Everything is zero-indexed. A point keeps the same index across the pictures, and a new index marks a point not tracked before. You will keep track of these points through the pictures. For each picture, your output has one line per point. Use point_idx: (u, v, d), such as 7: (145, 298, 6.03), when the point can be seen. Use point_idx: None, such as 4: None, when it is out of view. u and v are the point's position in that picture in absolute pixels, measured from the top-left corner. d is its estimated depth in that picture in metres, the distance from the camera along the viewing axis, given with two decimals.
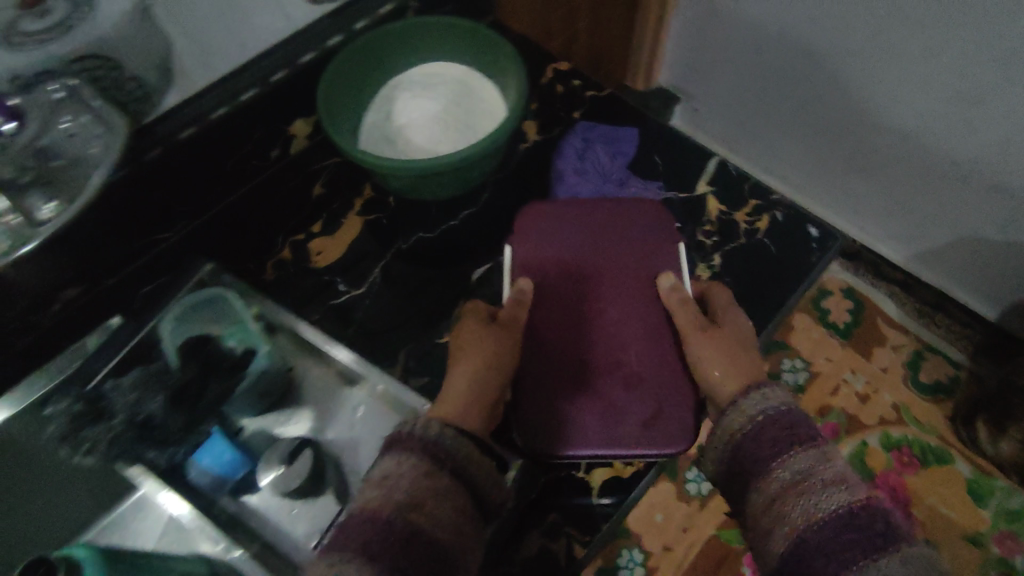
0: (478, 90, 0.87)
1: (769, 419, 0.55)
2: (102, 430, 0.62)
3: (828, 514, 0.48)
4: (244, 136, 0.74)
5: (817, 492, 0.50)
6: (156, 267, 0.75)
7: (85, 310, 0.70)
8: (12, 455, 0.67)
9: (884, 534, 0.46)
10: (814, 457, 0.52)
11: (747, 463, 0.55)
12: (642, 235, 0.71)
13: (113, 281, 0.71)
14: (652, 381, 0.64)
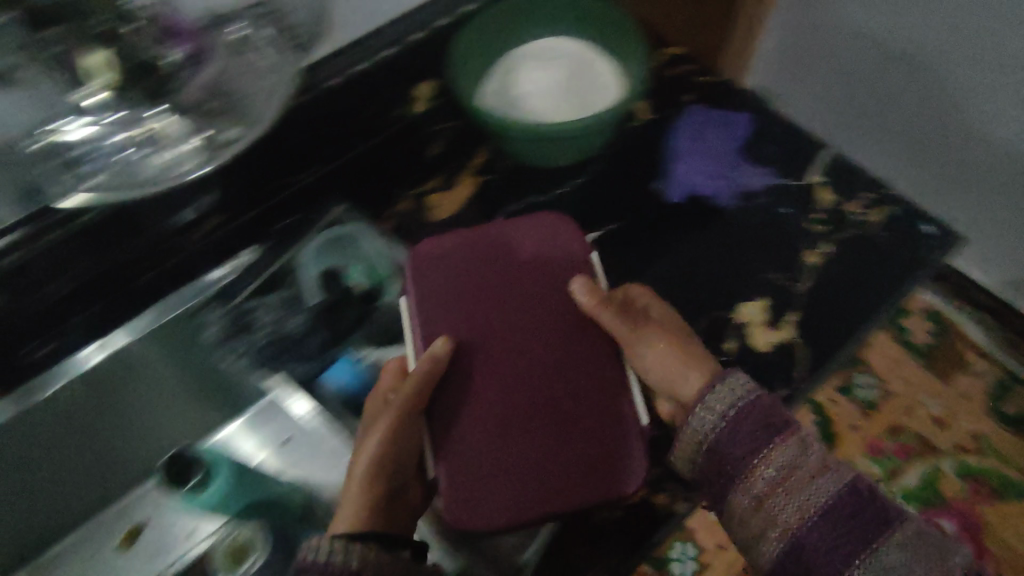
0: (598, 66, 0.88)
1: (719, 432, 0.56)
2: (247, 341, 0.75)
3: (821, 509, 0.51)
4: (376, 93, 0.79)
5: (809, 487, 0.52)
6: (287, 207, 0.82)
7: (225, 238, 0.79)
8: (159, 356, 0.76)
9: (876, 519, 0.51)
10: (795, 449, 0.54)
11: (727, 462, 0.55)
12: (544, 266, 0.65)
13: (249, 217, 0.79)
14: (588, 422, 0.60)
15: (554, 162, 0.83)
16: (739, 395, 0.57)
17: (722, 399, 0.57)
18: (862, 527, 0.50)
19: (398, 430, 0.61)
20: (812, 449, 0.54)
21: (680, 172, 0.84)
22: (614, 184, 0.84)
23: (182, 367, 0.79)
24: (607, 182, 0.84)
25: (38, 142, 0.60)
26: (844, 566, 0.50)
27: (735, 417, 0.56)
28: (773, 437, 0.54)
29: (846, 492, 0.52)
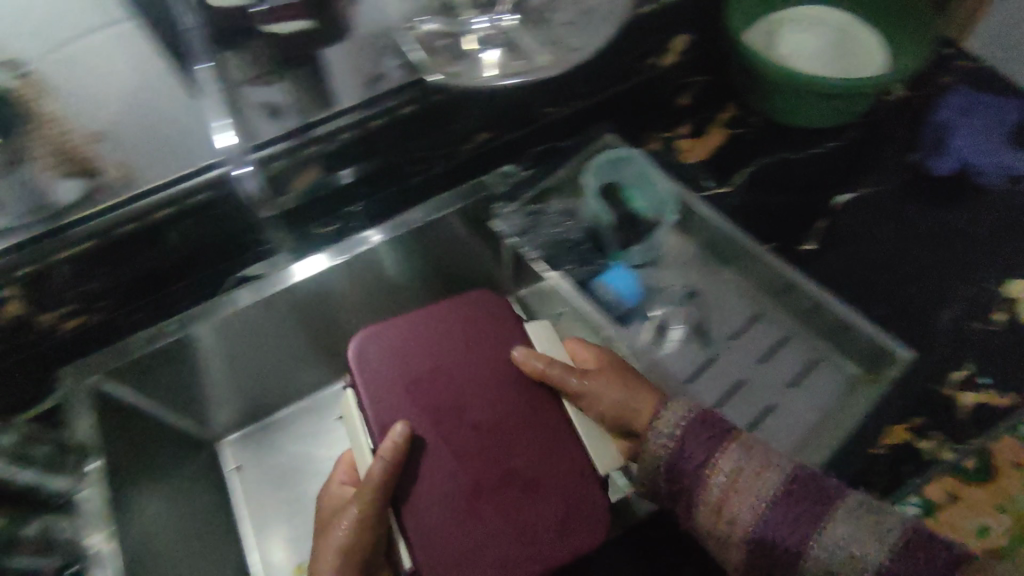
0: (865, 36, 0.86)
1: (671, 456, 0.58)
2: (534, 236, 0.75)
3: (773, 499, 0.53)
4: (644, 39, 0.80)
5: (760, 487, 0.54)
6: (541, 135, 0.88)
7: (490, 153, 0.86)
8: (419, 245, 0.86)
9: (820, 501, 0.52)
10: (739, 452, 0.56)
11: (684, 477, 0.58)
12: (488, 342, 0.67)
13: (511, 137, 0.86)
14: (557, 480, 0.60)
15: (814, 123, 0.83)
16: (683, 413, 0.60)
17: (671, 423, 0.59)
18: (806, 515, 0.52)
19: (368, 521, 0.58)
20: (752, 449, 0.57)
21: (947, 142, 0.82)
22: (871, 150, 0.83)
23: (436, 255, 0.89)
24: (863, 148, 0.83)
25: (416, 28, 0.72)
26: (803, 545, 0.51)
27: (682, 433, 0.59)
28: (717, 446, 0.57)
29: (787, 482, 0.54)
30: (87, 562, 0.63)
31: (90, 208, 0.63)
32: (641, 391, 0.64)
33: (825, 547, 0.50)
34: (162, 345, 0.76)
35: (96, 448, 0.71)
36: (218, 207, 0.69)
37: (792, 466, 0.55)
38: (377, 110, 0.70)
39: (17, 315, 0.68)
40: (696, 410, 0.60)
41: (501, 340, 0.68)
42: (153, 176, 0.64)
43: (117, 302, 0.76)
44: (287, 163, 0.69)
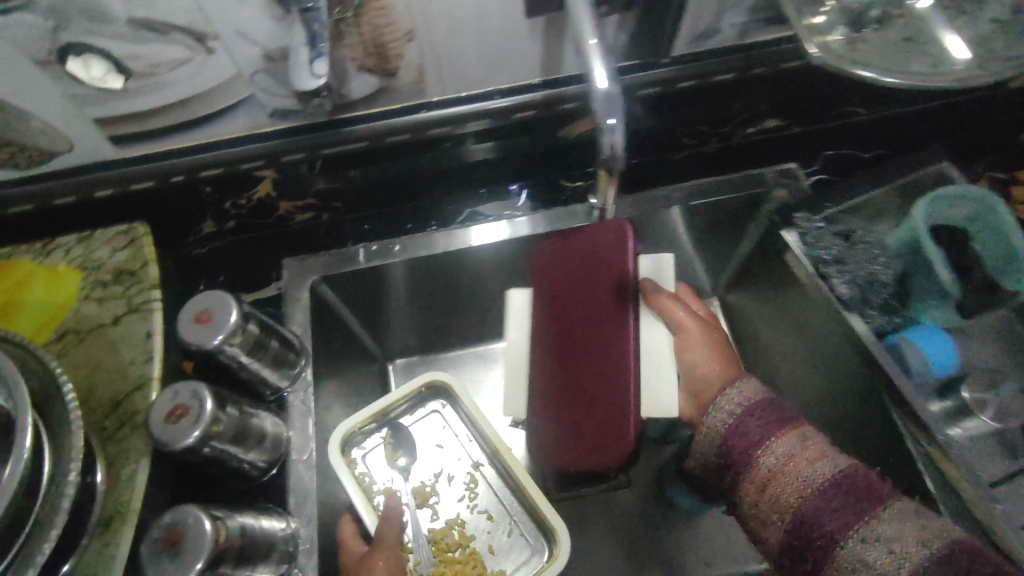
0: None
1: (727, 428, 0.55)
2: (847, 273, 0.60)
3: (822, 487, 0.49)
4: None
5: (809, 472, 0.50)
6: (837, 136, 0.75)
7: (771, 143, 0.75)
8: (661, 226, 0.76)
9: (871, 499, 0.48)
10: (800, 441, 0.52)
11: (734, 455, 0.54)
12: (615, 267, 0.65)
13: (800, 131, 0.74)
14: (602, 414, 0.62)
15: None
16: (749, 394, 0.56)
17: (734, 400, 0.56)
18: (848, 509, 0.48)
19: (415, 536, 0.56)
20: (810, 444, 0.52)
21: None
22: None
23: (671, 239, 0.78)
24: None
25: None
26: (844, 534, 0.47)
27: (746, 408, 0.55)
28: (774, 430, 0.53)
29: (836, 477, 0.49)
30: (289, 463, 0.62)
31: (373, 109, 0.60)
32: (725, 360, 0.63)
33: (862, 541, 0.46)
34: (378, 265, 0.72)
35: (306, 350, 0.67)
36: (484, 129, 0.65)
37: (850, 462, 0.50)
38: (698, 70, 0.62)
39: (264, 195, 0.68)
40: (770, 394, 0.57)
41: (624, 275, 0.64)
42: (445, 91, 0.61)
43: (352, 205, 0.73)
44: (576, 107, 0.64)
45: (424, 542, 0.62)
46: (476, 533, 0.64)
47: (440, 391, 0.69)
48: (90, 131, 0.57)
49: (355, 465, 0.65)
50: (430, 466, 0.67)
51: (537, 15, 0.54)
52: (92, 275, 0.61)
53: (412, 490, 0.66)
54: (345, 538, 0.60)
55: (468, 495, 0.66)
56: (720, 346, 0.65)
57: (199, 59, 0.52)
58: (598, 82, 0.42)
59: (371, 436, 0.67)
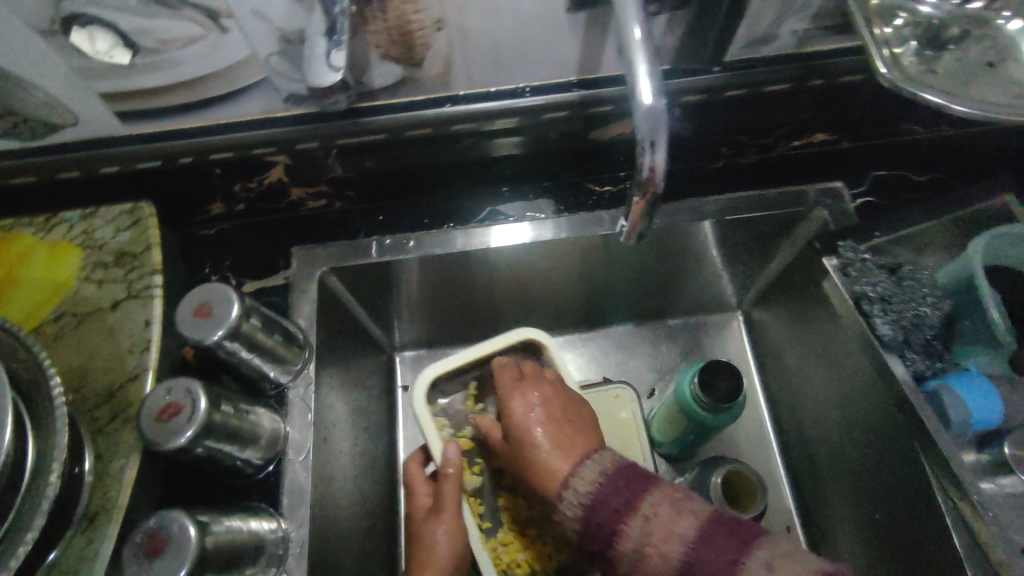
0: None
1: (582, 520, 0.47)
2: (885, 311, 0.56)
3: (681, 567, 0.42)
4: None
5: (668, 552, 0.43)
6: (889, 154, 0.70)
7: (814, 157, 0.70)
8: (692, 240, 0.71)
9: (730, 553, 0.41)
10: (646, 520, 0.44)
11: (596, 539, 0.46)
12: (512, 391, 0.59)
13: (847, 147, 0.69)
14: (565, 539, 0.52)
15: None
16: (600, 469, 0.49)
17: (577, 499, 0.48)
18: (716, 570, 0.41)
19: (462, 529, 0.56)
20: (658, 514, 0.44)
21: None
22: None
23: (700, 253, 0.74)
24: None
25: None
26: None
27: (593, 499, 0.47)
28: (623, 510, 0.45)
29: (687, 550, 0.42)
30: (286, 462, 0.59)
31: (394, 100, 0.57)
32: (567, 442, 0.53)
33: None
34: (389, 261, 0.68)
35: (311, 344, 0.64)
36: (510, 126, 0.61)
37: (696, 522, 0.43)
38: (748, 78, 0.57)
39: (276, 180, 0.65)
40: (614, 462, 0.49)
41: (523, 399, 0.57)
42: (473, 85, 0.57)
43: (368, 194, 0.70)
44: (610, 111, 0.59)
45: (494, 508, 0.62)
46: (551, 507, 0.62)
47: (537, 351, 0.66)
48: (95, 106, 0.54)
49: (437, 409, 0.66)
50: None
51: (578, 10, 0.50)
52: (93, 255, 0.59)
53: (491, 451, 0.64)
54: (411, 480, 0.61)
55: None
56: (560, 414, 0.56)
57: (212, 38, 0.48)
58: (641, 97, 0.38)
59: (455, 385, 0.66)
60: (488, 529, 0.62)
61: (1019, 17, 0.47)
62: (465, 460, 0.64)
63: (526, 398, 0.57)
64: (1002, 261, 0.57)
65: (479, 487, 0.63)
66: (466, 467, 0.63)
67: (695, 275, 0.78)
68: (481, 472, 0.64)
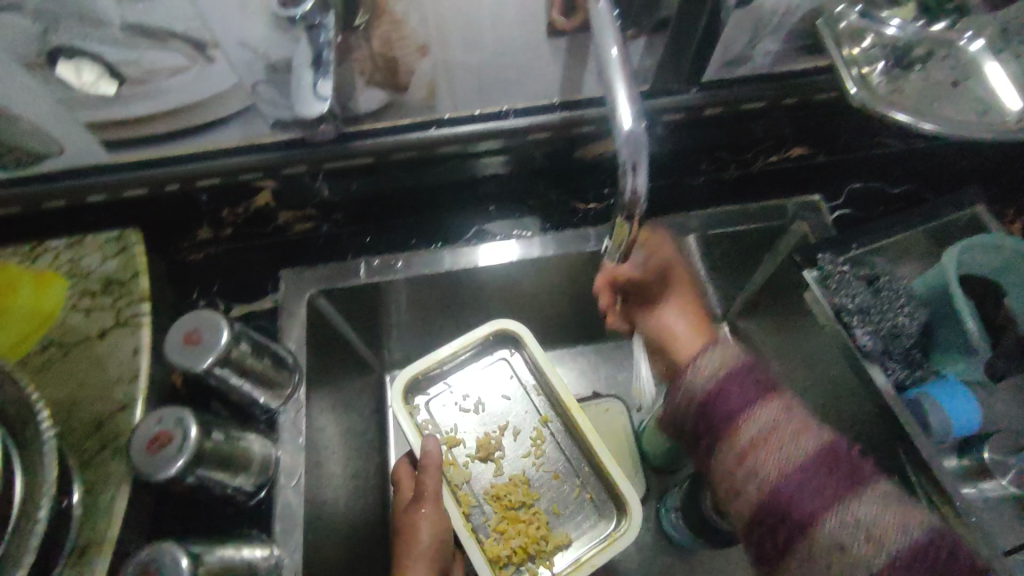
0: None
1: (709, 391, 0.48)
2: (867, 324, 0.57)
3: (801, 463, 0.44)
4: None
5: (792, 450, 0.44)
6: (868, 166, 0.71)
7: (793, 172, 0.71)
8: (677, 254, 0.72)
9: (851, 478, 0.43)
10: (782, 411, 0.46)
11: (712, 420, 0.47)
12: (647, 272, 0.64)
13: (823, 161, 0.70)
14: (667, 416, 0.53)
15: None
16: (725, 363, 0.49)
17: (713, 365, 0.49)
18: (837, 490, 0.42)
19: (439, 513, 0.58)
20: (794, 413, 0.47)
21: None
22: None
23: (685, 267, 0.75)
24: None
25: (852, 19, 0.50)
26: (819, 513, 0.42)
27: (725, 379, 0.48)
28: (759, 398, 0.47)
29: (818, 452, 0.44)
30: (277, 487, 0.59)
31: (378, 124, 0.58)
32: (700, 327, 0.59)
33: (840, 523, 0.41)
34: (378, 282, 0.69)
35: (300, 368, 0.64)
36: (496, 147, 0.62)
37: (829, 438, 0.45)
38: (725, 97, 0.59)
39: (264, 204, 0.65)
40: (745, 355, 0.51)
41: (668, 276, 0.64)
42: (457, 108, 0.58)
43: (355, 215, 0.70)
44: (593, 130, 0.61)
45: (486, 498, 0.64)
46: (541, 489, 0.65)
47: (509, 339, 0.70)
48: (82, 135, 0.54)
49: (419, 412, 0.67)
50: (497, 417, 0.68)
51: (558, 35, 0.51)
52: (80, 284, 0.58)
53: (477, 441, 0.67)
54: (399, 478, 0.64)
55: (529, 453, 0.66)
56: (696, 307, 0.62)
57: (198, 68, 0.49)
58: (621, 121, 0.39)
59: (435, 382, 0.69)
60: (482, 525, 0.62)
61: (980, 36, 0.49)
62: (449, 454, 0.66)
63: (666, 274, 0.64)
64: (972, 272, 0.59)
65: (468, 481, 0.65)
66: (453, 464, 0.65)
67: None
68: (467, 466, 0.66)
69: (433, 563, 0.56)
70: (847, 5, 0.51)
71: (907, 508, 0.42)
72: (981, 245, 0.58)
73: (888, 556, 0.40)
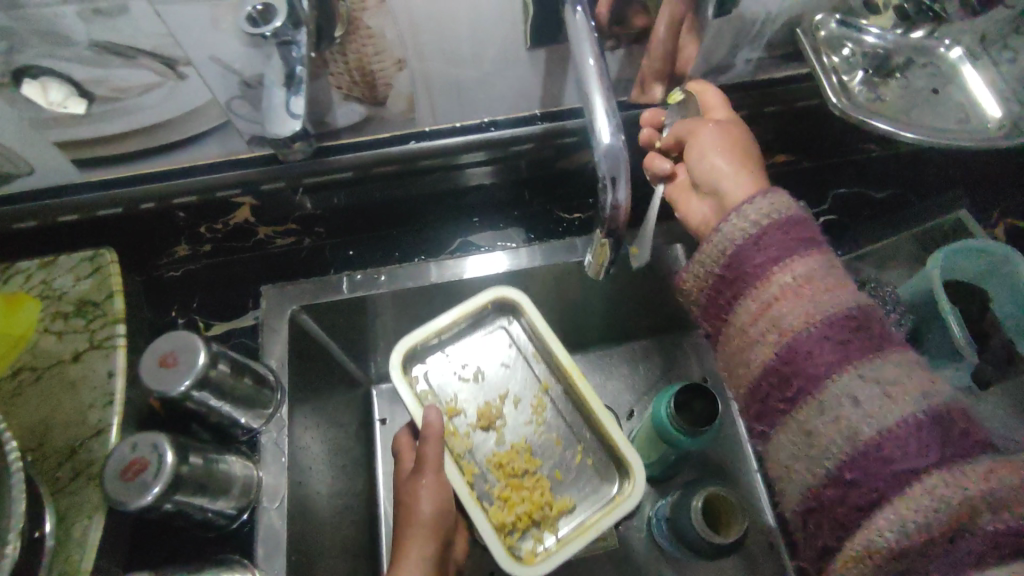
0: None
1: (741, 241, 0.45)
2: None
3: (825, 318, 0.41)
4: None
5: (820, 302, 0.41)
6: (851, 172, 0.71)
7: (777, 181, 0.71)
8: (663, 263, 0.72)
9: (873, 344, 0.40)
10: (819, 264, 0.43)
11: (741, 265, 0.44)
12: (711, 103, 0.53)
13: (808, 165, 0.71)
14: (696, 270, 0.48)
15: None
16: (776, 207, 0.45)
17: (752, 214, 0.45)
18: (858, 347, 0.40)
19: (442, 483, 0.55)
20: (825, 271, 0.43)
21: None
22: None
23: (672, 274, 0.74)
24: None
25: (831, 30, 0.50)
26: (832, 373, 0.40)
27: (762, 228, 0.44)
28: (795, 250, 0.43)
29: (846, 311, 0.41)
30: (260, 509, 0.58)
31: (357, 138, 0.57)
32: (746, 164, 0.50)
33: (859, 378, 0.39)
34: (361, 297, 0.68)
35: (282, 386, 0.63)
36: (479, 158, 0.61)
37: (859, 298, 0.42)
38: None
39: (243, 220, 0.64)
40: (789, 215, 0.45)
41: (712, 122, 0.52)
42: (437, 121, 0.57)
43: (336, 229, 0.69)
44: (576, 140, 0.60)
45: (489, 468, 0.61)
46: (542, 457, 0.62)
47: (508, 307, 0.66)
48: (51, 155, 0.52)
49: (418, 381, 0.64)
50: (497, 385, 0.65)
51: (537, 47, 0.51)
52: (53, 305, 0.57)
53: (478, 411, 0.63)
54: (401, 451, 0.63)
55: (530, 420, 0.64)
56: (741, 143, 0.51)
57: (170, 85, 0.48)
58: (600, 136, 0.38)
59: (432, 351, 0.65)
60: (485, 493, 0.60)
61: (959, 45, 0.49)
62: (449, 423, 0.62)
63: (720, 109, 0.53)
64: (958, 276, 0.59)
65: (470, 451, 0.62)
66: (453, 433, 0.62)
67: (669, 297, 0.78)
68: (470, 436, 0.63)
69: (433, 537, 0.54)
70: (826, 13, 0.51)
71: (927, 375, 0.40)
72: (964, 251, 0.58)
73: (903, 413, 0.37)
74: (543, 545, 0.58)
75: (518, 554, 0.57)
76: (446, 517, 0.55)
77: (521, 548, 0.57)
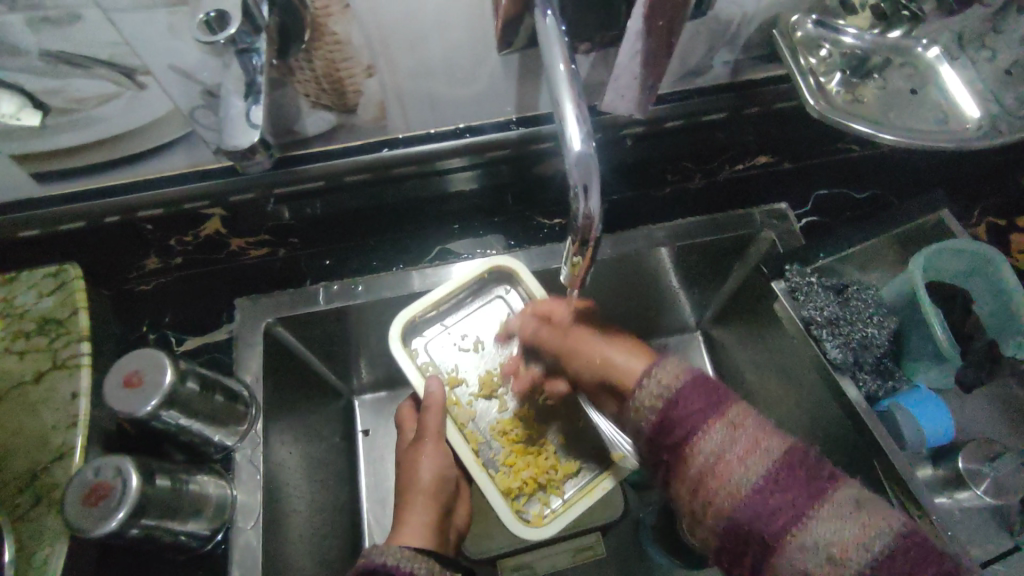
0: None
1: (657, 413, 0.47)
2: (838, 338, 0.56)
3: (756, 485, 0.42)
4: None
5: (740, 474, 0.43)
6: (832, 173, 0.71)
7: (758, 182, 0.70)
8: (645, 268, 0.71)
9: (810, 491, 0.41)
10: (728, 429, 0.45)
11: (663, 436, 0.47)
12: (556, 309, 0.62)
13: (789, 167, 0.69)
14: (636, 442, 0.51)
15: None
16: (670, 376, 0.48)
17: (656, 393, 0.48)
18: (789, 512, 0.40)
19: (443, 453, 0.61)
20: (743, 430, 0.45)
21: None
22: None
23: (655, 278, 0.73)
24: None
25: (808, 30, 0.50)
26: (778, 545, 0.40)
27: (671, 394, 0.47)
28: (704, 416, 0.45)
29: (772, 467, 0.42)
30: (234, 530, 0.56)
31: (328, 147, 0.55)
32: (634, 352, 0.58)
33: (801, 547, 0.40)
34: (339, 307, 0.66)
35: (256, 402, 0.61)
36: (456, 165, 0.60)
37: (783, 446, 0.43)
38: (685, 109, 0.57)
39: (214, 232, 0.62)
40: (687, 377, 0.48)
41: (590, 338, 0.61)
42: (410, 127, 0.56)
43: (312, 240, 0.68)
44: (553, 145, 0.59)
45: (494, 434, 0.67)
46: (546, 421, 0.69)
47: (502, 277, 0.68)
48: (7, 169, 0.51)
49: (419, 355, 0.68)
50: (496, 355, 0.70)
51: (509, 52, 0.50)
52: (14, 324, 0.55)
53: (479, 380, 0.69)
54: (405, 420, 0.68)
55: (536, 385, 0.70)
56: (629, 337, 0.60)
57: (129, 96, 0.46)
58: (571, 142, 0.37)
59: (431, 324, 0.69)
60: (491, 459, 0.66)
61: (937, 44, 0.48)
62: (450, 393, 0.68)
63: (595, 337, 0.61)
64: (939, 275, 0.58)
65: (473, 420, 0.68)
66: (456, 403, 0.68)
67: (652, 301, 0.77)
68: (472, 404, 0.68)
69: (433, 502, 0.59)
70: (801, 14, 0.50)
71: (870, 515, 0.40)
72: (943, 254, 0.57)
73: (880, 545, 0.39)
74: (549, 506, 0.64)
75: (526, 516, 0.64)
76: (446, 487, 0.61)
77: (529, 511, 0.64)
